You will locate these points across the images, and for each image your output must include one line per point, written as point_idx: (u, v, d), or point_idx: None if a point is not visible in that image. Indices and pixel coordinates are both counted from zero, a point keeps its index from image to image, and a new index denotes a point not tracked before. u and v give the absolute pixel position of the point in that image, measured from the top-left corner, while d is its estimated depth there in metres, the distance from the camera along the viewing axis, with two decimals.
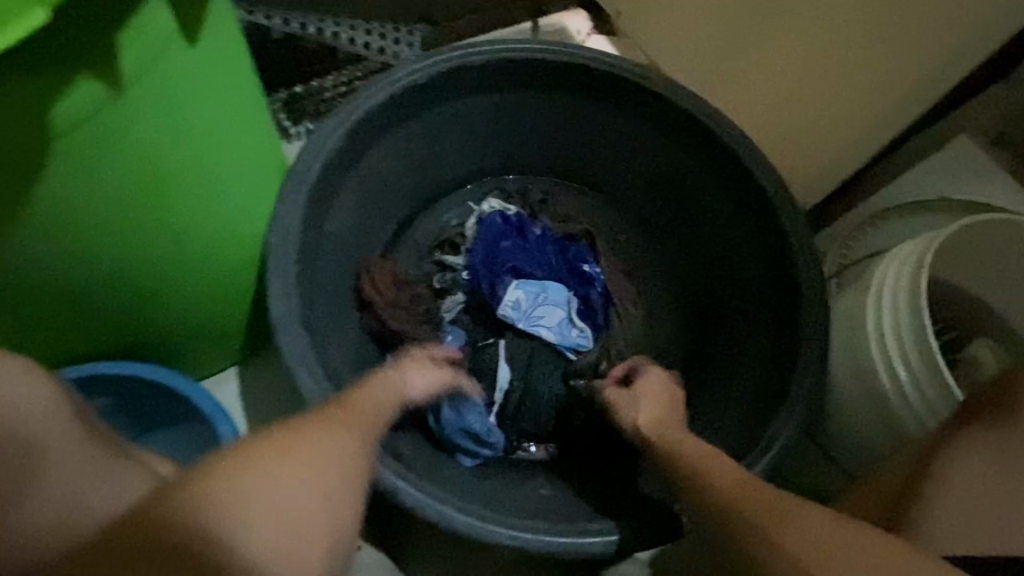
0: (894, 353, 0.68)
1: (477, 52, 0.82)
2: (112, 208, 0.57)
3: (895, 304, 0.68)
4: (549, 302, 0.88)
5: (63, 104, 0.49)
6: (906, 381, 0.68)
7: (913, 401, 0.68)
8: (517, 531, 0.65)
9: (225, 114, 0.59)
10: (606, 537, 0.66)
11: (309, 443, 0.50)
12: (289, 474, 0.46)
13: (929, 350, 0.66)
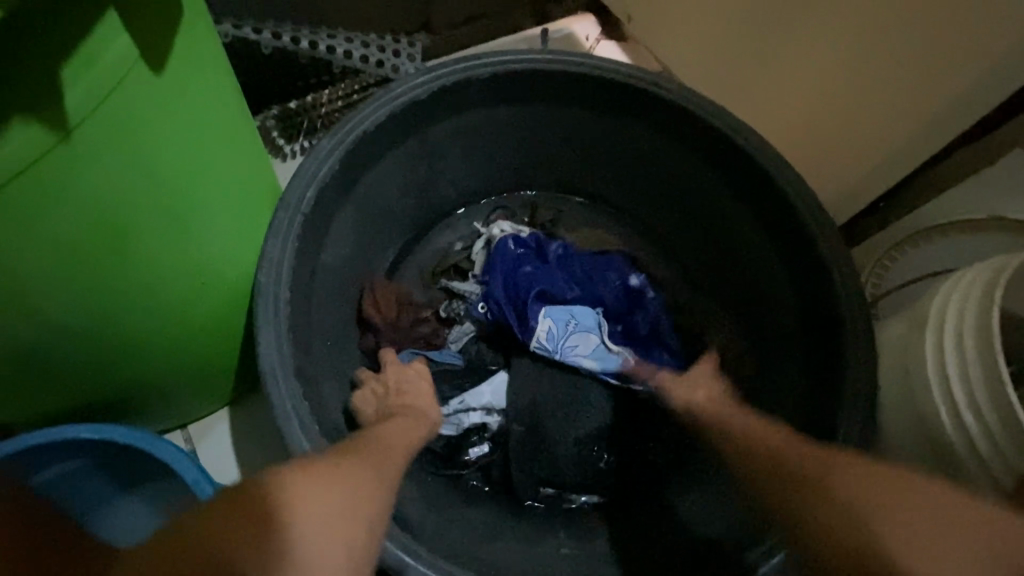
0: (962, 404, 0.56)
1: (481, 64, 0.72)
2: (48, 270, 0.44)
3: (958, 344, 0.57)
4: (581, 328, 0.79)
5: (5, 157, 0.37)
6: (980, 437, 0.55)
7: (993, 464, 0.55)
8: None
9: (195, 145, 0.47)
10: None
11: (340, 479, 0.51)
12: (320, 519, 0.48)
13: (1008, 406, 0.53)
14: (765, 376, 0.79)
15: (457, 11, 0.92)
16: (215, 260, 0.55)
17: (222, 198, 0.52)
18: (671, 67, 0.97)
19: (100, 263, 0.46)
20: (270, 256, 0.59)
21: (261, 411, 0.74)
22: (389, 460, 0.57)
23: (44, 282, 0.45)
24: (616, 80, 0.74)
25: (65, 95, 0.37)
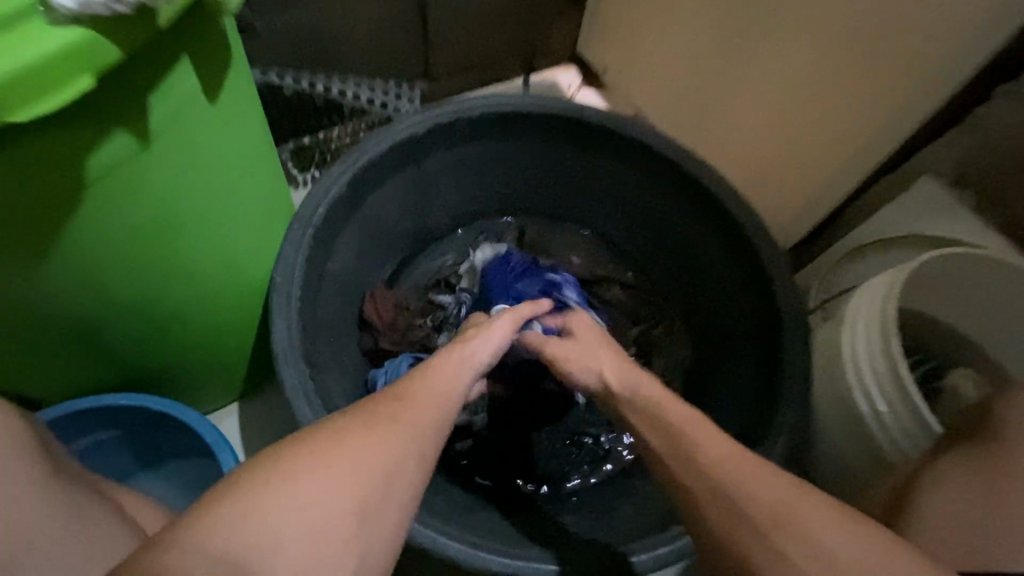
0: (870, 386, 0.67)
1: (472, 106, 0.85)
2: (114, 252, 0.54)
3: (867, 336, 0.68)
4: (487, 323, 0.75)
5: (98, 159, 0.47)
6: (885, 413, 0.66)
7: (892, 429, 0.66)
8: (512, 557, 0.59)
9: (235, 158, 0.58)
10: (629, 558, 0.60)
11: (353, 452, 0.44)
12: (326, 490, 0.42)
13: (901, 382, 0.65)
14: (722, 381, 0.86)
15: (455, 62, 1.07)
16: (242, 257, 0.65)
17: (252, 202, 0.62)
18: (642, 110, 1.10)
19: (149, 250, 0.56)
20: (286, 258, 0.70)
21: (269, 408, 0.82)
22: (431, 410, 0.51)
23: (112, 261, 0.54)
24: (585, 117, 0.86)
25: (149, 113, 0.48)
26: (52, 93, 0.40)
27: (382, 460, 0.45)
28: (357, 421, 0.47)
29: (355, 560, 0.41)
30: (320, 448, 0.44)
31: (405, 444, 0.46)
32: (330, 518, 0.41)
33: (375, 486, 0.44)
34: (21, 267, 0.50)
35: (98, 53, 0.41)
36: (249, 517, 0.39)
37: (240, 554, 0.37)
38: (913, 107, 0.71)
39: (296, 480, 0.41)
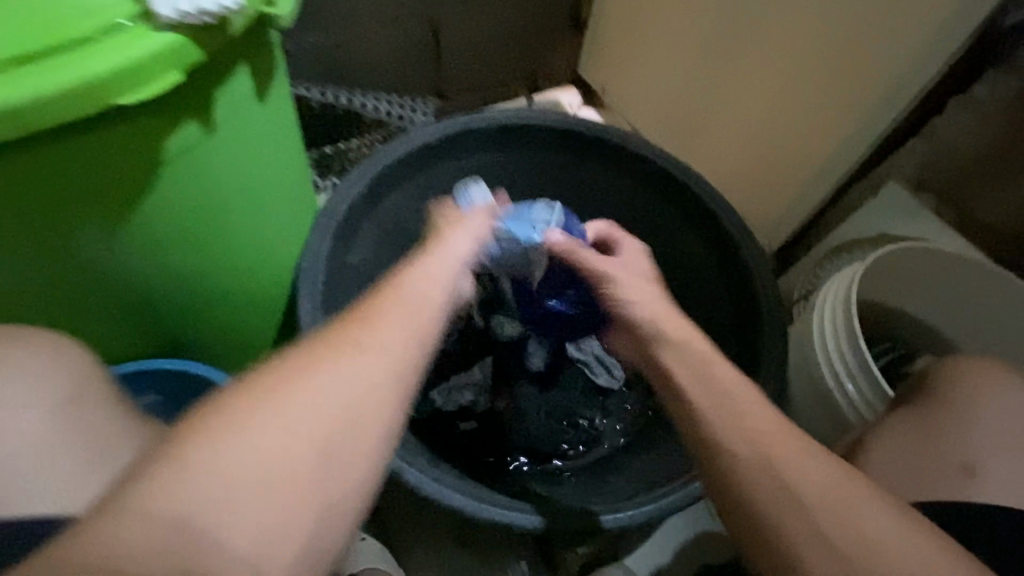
0: (840, 368, 0.73)
1: (479, 119, 0.94)
2: (166, 236, 0.56)
3: (835, 321, 0.74)
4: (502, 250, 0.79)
5: (169, 146, 0.50)
6: (854, 392, 0.72)
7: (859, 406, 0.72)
8: (511, 507, 0.65)
9: (276, 151, 0.61)
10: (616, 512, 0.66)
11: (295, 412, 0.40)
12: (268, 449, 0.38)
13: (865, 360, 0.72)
14: None
15: (463, 81, 1.17)
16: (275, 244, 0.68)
17: (287, 192, 0.65)
18: (635, 125, 1.19)
19: (206, 233, 0.59)
20: (309, 249, 0.78)
21: None
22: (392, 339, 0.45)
23: (162, 243, 0.57)
24: (582, 130, 0.95)
25: (216, 107, 0.51)
26: (145, 87, 0.43)
27: (345, 385, 0.42)
28: (313, 350, 0.43)
29: (333, 484, 0.39)
30: (270, 382, 0.41)
31: (370, 362, 0.43)
32: (292, 450, 0.39)
33: (342, 410, 0.41)
34: (78, 241, 0.53)
35: (185, 52, 0.43)
36: (203, 460, 0.37)
37: (199, 502, 0.36)
38: (878, 115, 0.79)
39: (246, 420, 0.39)
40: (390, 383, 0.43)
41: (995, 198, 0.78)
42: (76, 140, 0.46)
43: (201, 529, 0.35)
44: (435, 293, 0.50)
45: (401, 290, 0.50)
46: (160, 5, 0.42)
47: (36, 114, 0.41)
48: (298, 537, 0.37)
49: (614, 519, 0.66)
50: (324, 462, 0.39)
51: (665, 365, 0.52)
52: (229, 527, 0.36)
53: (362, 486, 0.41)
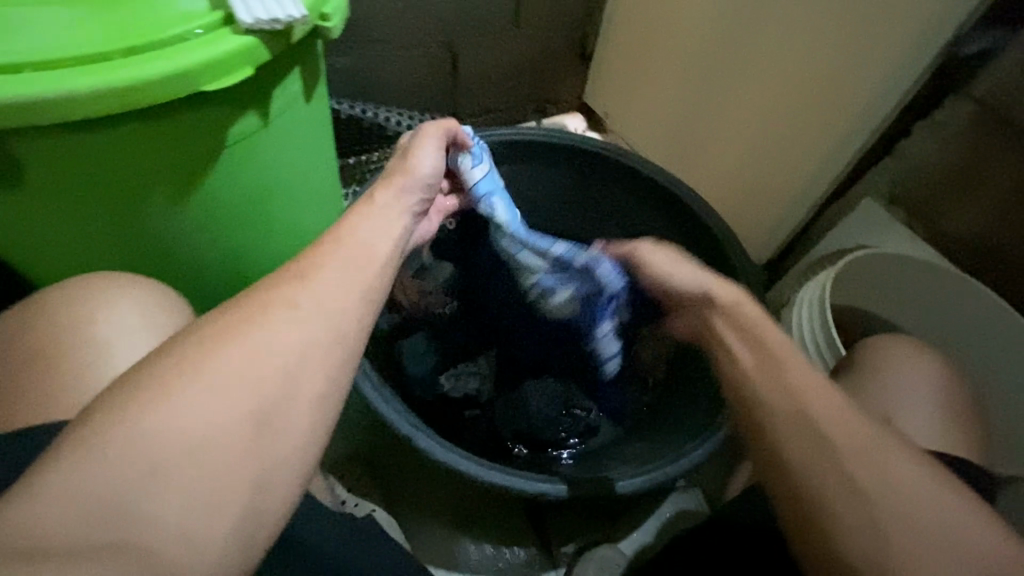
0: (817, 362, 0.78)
1: (500, 134, 1.00)
2: (219, 216, 0.62)
3: (811, 317, 0.81)
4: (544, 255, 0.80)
5: (230, 134, 0.56)
6: None
7: None
8: (512, 475, 0.71)
9: (312, 144, 0.67)
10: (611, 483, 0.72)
11: (247, 352, 0.42)
12: (232, 393, 0.40)
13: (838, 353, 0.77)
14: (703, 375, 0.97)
15: (478, 104, 1.28)
16: (306, 231, 0.74)
17: (318, 183, 0.72)
18: (636, 147, 1.28)
19: (248, 215, 0.64)
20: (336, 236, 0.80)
21: None
22: (347, 286, 0.47)
23: (214, 223, 0.62)
24: (591, 149, 1.02)
25: (272, 102, 0.57)
26: (220, 79, 0.49)
27: (282, 337, 0.43)
28: (250, 309, 0.44)
29: (282, 427, 0.41)
30: (207, 339, 0.42)
31: (309, 315, 0.44)
32: (236, 400, 0.40)
33: (283, 361, 0.42)
34: (145, 216, 0.58)
35: (255, 52, 0.50)
36: (153, 409, 0.38)
37: (153, 447, 0.37)
38: (852, 136, 0.87)
39: (191, 371, 0.40)
40: (330, 332, 0.45)
41: (960, 211, 0.86)
42: (151, 126, 0.51)
43: (159, 473, 0.37)
44: (373, 245, 0.51)
45: (342, 241, 0.50)
46: (240, 14, 0.49)
47: (128, 96, 0.47)
48: (253, 474, 0.39)
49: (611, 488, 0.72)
50: (269, 408, 0.41)
51: (721, 331, 0.54)
52: (183, 472, 0.37)
53: (313, 427, 0.43)
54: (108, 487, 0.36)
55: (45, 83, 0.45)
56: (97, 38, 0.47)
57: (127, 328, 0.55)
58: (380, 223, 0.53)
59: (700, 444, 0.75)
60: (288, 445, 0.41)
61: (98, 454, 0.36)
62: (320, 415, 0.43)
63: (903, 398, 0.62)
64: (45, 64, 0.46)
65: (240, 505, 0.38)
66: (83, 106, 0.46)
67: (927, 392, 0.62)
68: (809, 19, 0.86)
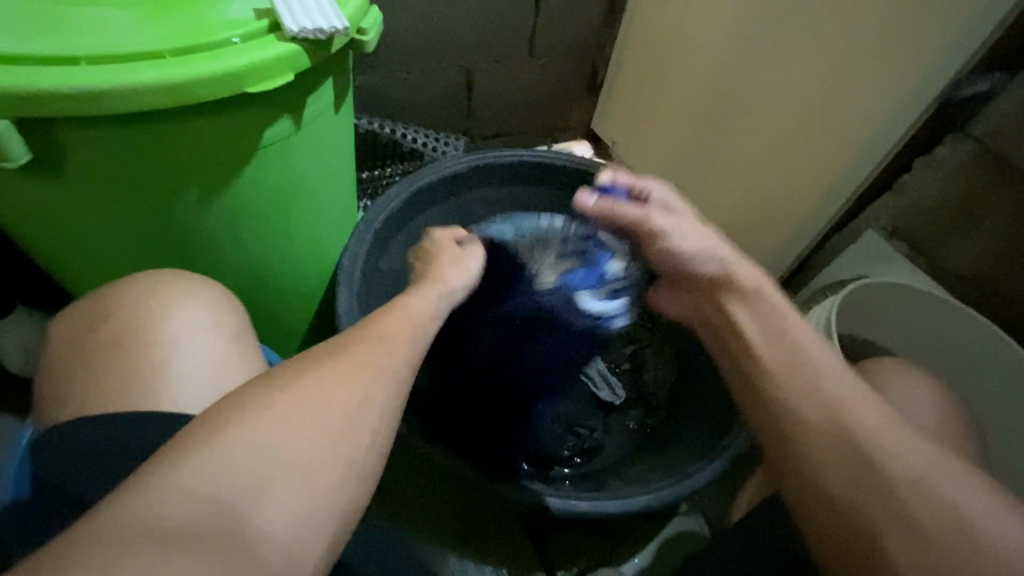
0: None
1: (510, 155, 0.98)
2: (244, 216, 0.63)
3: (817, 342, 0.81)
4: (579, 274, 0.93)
5: (264, 136, 0.58)
6: None
7: None
8: (536, 492, 0.72)
9: (337, 152, 0.69)
10: (626, 503, 0.72)
11: (318, 381, 0.43)
12: (295, 405, 0.41)
13: None
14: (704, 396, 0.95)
15: (490, 127, 1.32)
16: (324, 236, 0.76)
17: (339, 190, 0.74)
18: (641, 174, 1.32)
19: (276, 217, 0.66)
20: (352, 249, 0.83)
21: None
22: (399, 341, 0.49)
23: (239, 222, 0.63)
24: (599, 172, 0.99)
25: (306, 108, 0.59)
26: (265, 81, 0.52)
27: (353, 372, 0.45)
28: (318, 352, 0.46)
29: (353, 443, 0.42)
30: (282, 374, 0.44)
31: (373, 355, 0.47)
32: (314, 422, 0.41)
33: (354, 391, 0.44)
34: (175, 212, 0.59)
35: (298, 58, 0.52)
36: (232, 428, 0.39)
37: (235, 460, 0.38)
38: (854, 172, 0.90)
39: (268, 395, 0.42)
40: (395, 370, 0.47)
41: (958, 246, 0.89)
42: (194, 123, 0.53)
43: (241, 483, 0.37)
44: (421, 315, 0.54)
45: (394, 308, 0.54)
46: (287, 22, 0.51)
47: (176, 92, 0.49)
48: (330, 483, 0.40)
49: (626, 510, 0.72)
50: (341, 426, 0.42)
51: (743, 321, 0.56)
52: (265, 480, 0.38)
53: (376, 442, 0.44)
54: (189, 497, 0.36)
55: (95, 79, 0.47)
56: (153, 37, 0.49)
57: (198, 325, 0.57)
58: (432, 299, 0.58)
59: (703, 467, 0.76)
60: (339, 449, 0.41)
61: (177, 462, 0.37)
62: (363, 423, 0.43)
63: (916, 416, 0.63)
64: (100, 59, 0.48)
65: (313, 509, 0.39)
66: (133, 100, 0.48)
67: (938, 416, 0.63)
68: (814, 59, 0.90)
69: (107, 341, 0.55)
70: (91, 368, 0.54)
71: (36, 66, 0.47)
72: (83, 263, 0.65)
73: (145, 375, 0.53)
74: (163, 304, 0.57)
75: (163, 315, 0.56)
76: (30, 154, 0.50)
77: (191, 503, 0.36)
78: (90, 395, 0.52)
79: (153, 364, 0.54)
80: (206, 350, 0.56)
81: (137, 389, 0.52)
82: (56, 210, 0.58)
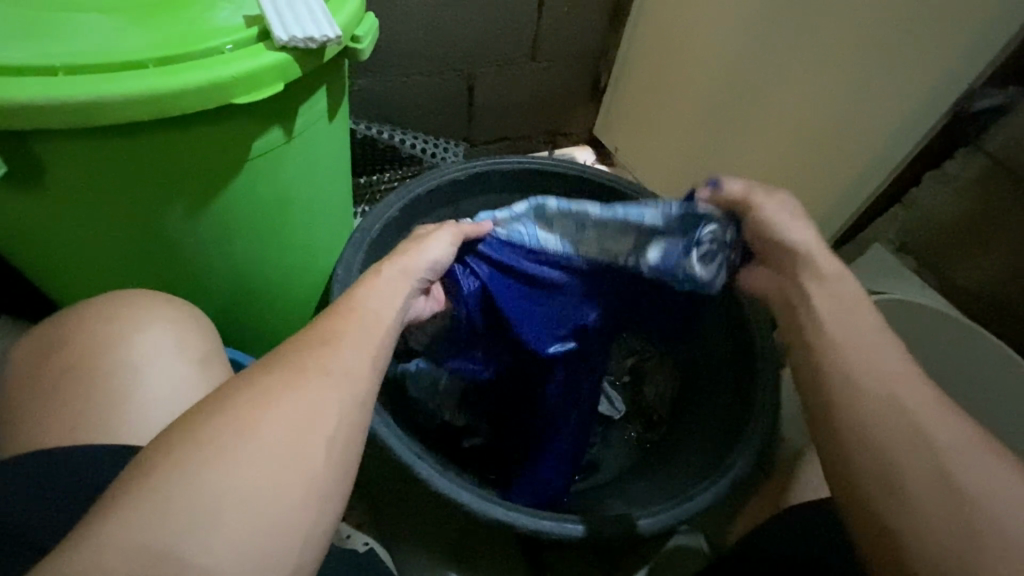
0: None
1: (509, 162, 0.95)
2: (233, 227, 0.61)
3: None
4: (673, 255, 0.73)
5: (254, 147, 0.56)
6: None
7: None
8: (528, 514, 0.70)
9: (330, 161, 0.67)
10: (623, 524, 0.70)
11: (297, 404, 0.41)
12: (272, 432, 0.39)
13: None
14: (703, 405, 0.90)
15: (491, 132, 1.30)
16: (317, 247, 0.74)
17: (333, 200, 0.72)
18: (644, 182, 1.30)
19: (265, 229, 0.64)
20: (346, 258, 0.80)
21: None
22: (366, 349, 0.47)
23: (228, 233, 0.61)
24: (597, 179, 0.96)
25: (298, 119, 0.57)
26: (251, 92, 0.50)
27: (300, 389, 0.42)
28: (262, 366, 0.44)
29: (316, 468, 0.40)
30: (228, 394, 0.41)
31: (319, 364, 0.44)
32: (283, 451, 0.39)
33: (304, 407, 0.41)
34: (161, 224, 0.57)
35: (288, 69, 0.50)
36: (180, 459, 0.36)
37: (183, 499, 0.35)
38: (862, 183, 0.88)
39: (221, 424, 0.39)
40: (348, 381, 0.44)
41: (970, 262, 0.87)
42: (178, 134, 0.51)
43: (195, 521, 0.35)
44: (381, 311, 0.52)
45: (357, 311, 0.51)
46: (276, 31, 0.49)
47: (158, 104, 0.47)
48: (293, 514, 0.38)
49: (623, 531, 0.70)
50: (300, 449, 0.39)
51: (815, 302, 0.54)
52: (218, 516, 0.35)
53: (341, 464, 0.41)
54: (137, 540, 0.33)
55: (76, 89, 0.45)
56: (133, 46, 0.47)
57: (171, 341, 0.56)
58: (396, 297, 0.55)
59: (706, 487, 0.73)
60: (314, 478, 0.39)
61: (128, 500, 0.35)
62: (339, 450, 0.41)
63: None
64: (79, 69, 0.46)
65: (276, 544, 0.36)
66: (112, 111, 0.46)
67: None
68: (822, 68, 0.88)
69: (75, 362, 0.53)
70: (56, 389, 0.52)
71: (12, 76, 0.45)
72: (66, 276, 0.63)
73: (116, 398, 0.52)
74: (133, 322, 0.56)
75: (134, 336, 0.55)
76: (6, 166, 0.48)
77: (140, 550, 0.33)
78: (57, 421, 0.50)
79: (120, 389, 0.52)
80: (181, 372, 0.55)
81: (107, 413, 0.51)
82: (34, 222, 0.56)
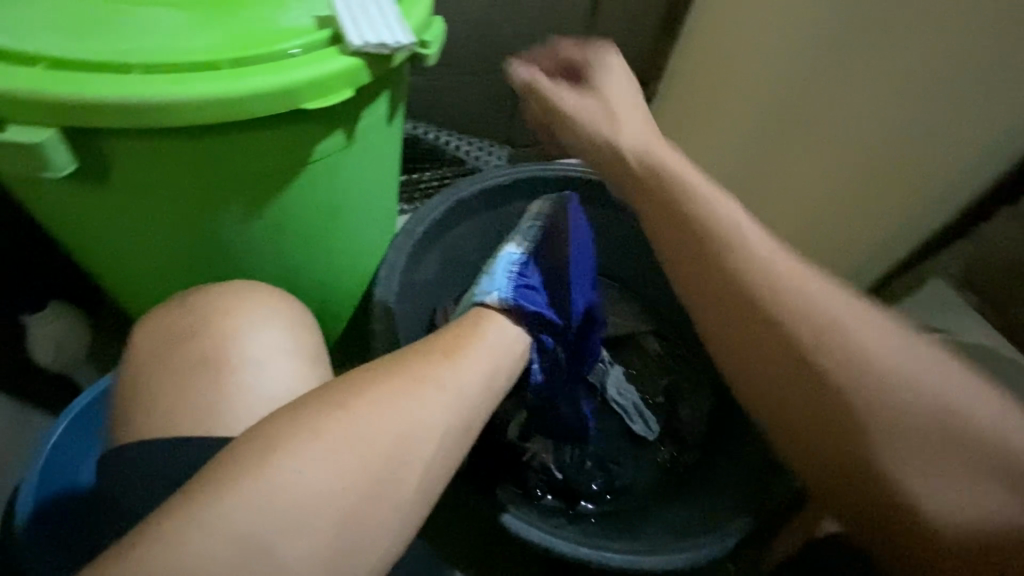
0: None
1: (559, 168, 0.90)
2: (281, 228, 0.60)
3: None
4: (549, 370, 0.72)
5: (314, 151, 0.55)
6: None
7: None
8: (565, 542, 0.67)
9: (382, 167, 0.65)
10: (659, 557, 0.68)
11: (342, 445, 0.42)
12: (323, 475, 0.41)
13: None
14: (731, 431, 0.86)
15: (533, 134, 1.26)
16: (364, 250, 0.72)
17: (382, 206, 0.70)
18: None
19: (317, 231, 0.63)
20: (388, 261, 0.79)
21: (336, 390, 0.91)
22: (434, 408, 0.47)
23: (275, 233, 0.60)
24: None
25: (360, 121, 0.56)
26: (322, 98, 0.49)
27: (342, 432, 0.43)
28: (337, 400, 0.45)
29: (408, 463, 0.44)
30: (337, 391, 0.45)
31: (401, 425, 0.45)
32: (328, 500, 0.40)
33: (410, 408, 0.46)
34: (214, 220, 0.56)
35: (359, 74, 0.49)
36: (296, 458, 0.41)
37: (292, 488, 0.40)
38: (927, 213, 0.83)
39: (328, 426, 0.43)
40: (458, 398, 0.49)
41: None
42: (240, 137, 0.50)
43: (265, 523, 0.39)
44: (500, 339, 0.57)
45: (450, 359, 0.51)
46: (350, 35, 0.48)
47: (227, 105, 0.46)
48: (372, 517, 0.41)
49: (658, 564, 0.67)
50: (399, 472, 0.43)
51: None
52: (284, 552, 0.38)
53: (403, 492, 0.43)
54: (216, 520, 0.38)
55: (148, 89, 0.44)
56: (204, 46, 0.46)
57: (269, 350, 0.55)
58: (493, 354, 0.55)
59: (745, 522, 0.71)
60: (374, 524, 0.42)
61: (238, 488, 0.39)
62: (386, 508, 0.42)
63: None
64: (152, 69, 0.45)
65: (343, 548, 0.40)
66: (181, 112, 0.45)
67: None
68: None
69: (158, 336, 0.55)
70: (148, 382, 0.53)
71: (84, 72, 0.45)
72: (118, 268, 0.63)
73: (200, 402, 0.51)
74: (219, 308, 0.56)
75: (214, 330, 0.54)
76: (74, 165, 0.48)
77: (244, 532, 0.38)
78: (142, 396, 0.52)
79: (217, 387, 0.52)
80: (264, 369, 0.54)
81: (198, 389, 0.52)
82: (91, 214, 0.55)
